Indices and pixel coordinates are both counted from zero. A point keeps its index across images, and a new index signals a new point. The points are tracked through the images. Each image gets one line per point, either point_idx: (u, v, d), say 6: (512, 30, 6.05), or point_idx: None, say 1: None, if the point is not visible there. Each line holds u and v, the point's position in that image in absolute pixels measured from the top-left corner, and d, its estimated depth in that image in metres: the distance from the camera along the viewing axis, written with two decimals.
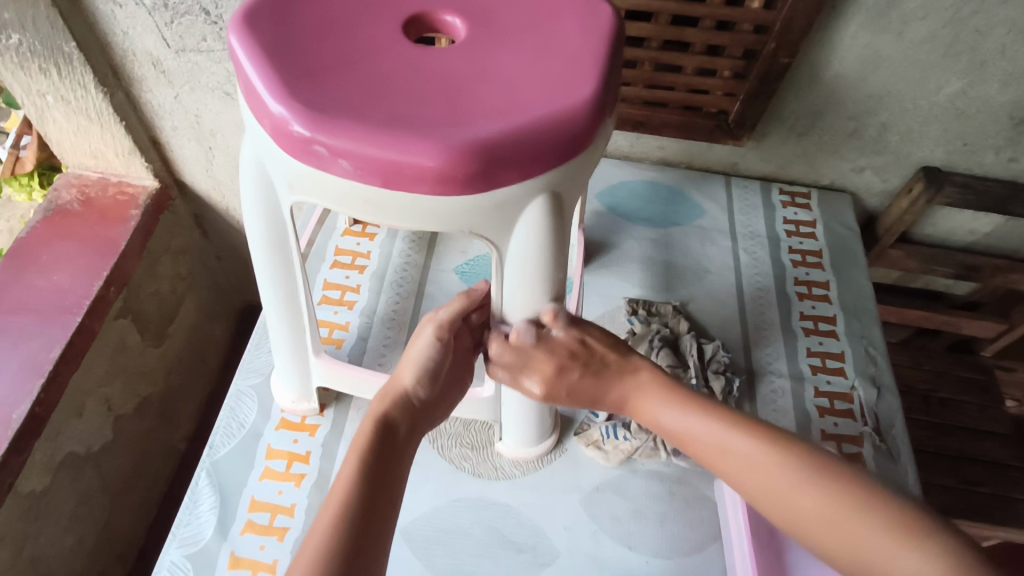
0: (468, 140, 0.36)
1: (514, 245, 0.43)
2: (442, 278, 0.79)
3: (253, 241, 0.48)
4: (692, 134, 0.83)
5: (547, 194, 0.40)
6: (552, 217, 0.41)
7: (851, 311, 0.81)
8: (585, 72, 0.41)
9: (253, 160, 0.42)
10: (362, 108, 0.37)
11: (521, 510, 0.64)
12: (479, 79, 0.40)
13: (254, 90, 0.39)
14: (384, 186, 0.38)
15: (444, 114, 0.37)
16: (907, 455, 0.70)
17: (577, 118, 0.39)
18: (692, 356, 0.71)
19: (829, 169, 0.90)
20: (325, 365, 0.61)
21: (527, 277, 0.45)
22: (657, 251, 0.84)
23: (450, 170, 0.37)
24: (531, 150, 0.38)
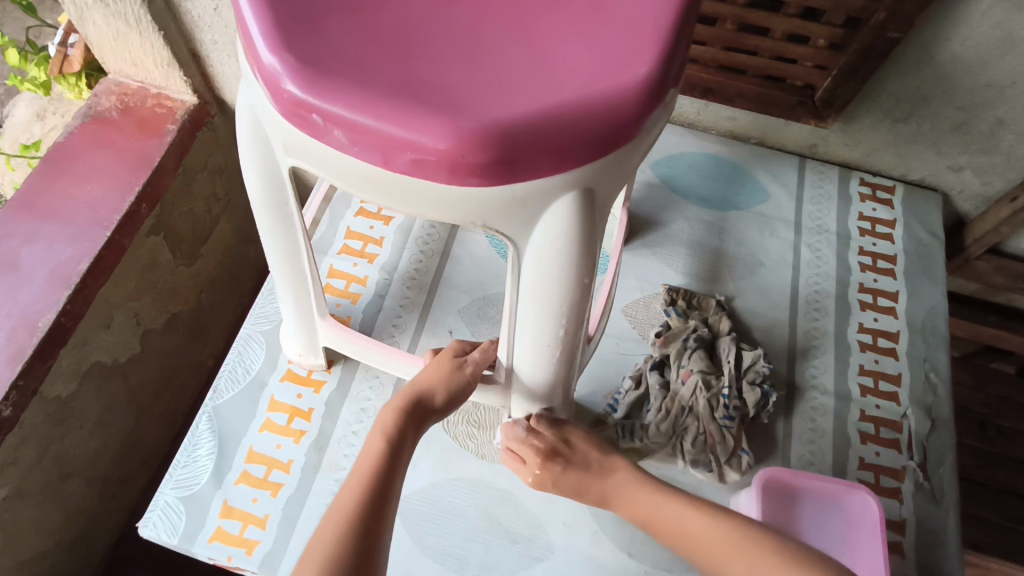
0: (485, 125, 0.31)
1: (534, 243, 0.38)
2: (470, 240, 0.74)
3: (254, 199, 0.44)
4: (769, 109, 0.73)
5: (578, 191, 0.35)
6: (583, 217, 0.36)
7: (918, 330, 0.72)
8: (642, 47, 0.34)
9: (249, 113, 0.38)
10: (367, 69, 0.32)
11: (522, 499, 0.61)
12: (510, 43, 0.33)
13: (246, 30, 0.33)
14: (385, 166, 0.33)
15: (462, 86, 0.32)
16: (952, 497, 0.64)
17: (622, 105, 0.32)
18: (728, 362, 0.65)
19: (922, 164, 0.79)
20: (331, 328, 0.58)
21: (545, 283, 0.40)
22: (710, 236, 0.77)
23: (462, 155, 0.32)
24: (561, 141, 0.32)
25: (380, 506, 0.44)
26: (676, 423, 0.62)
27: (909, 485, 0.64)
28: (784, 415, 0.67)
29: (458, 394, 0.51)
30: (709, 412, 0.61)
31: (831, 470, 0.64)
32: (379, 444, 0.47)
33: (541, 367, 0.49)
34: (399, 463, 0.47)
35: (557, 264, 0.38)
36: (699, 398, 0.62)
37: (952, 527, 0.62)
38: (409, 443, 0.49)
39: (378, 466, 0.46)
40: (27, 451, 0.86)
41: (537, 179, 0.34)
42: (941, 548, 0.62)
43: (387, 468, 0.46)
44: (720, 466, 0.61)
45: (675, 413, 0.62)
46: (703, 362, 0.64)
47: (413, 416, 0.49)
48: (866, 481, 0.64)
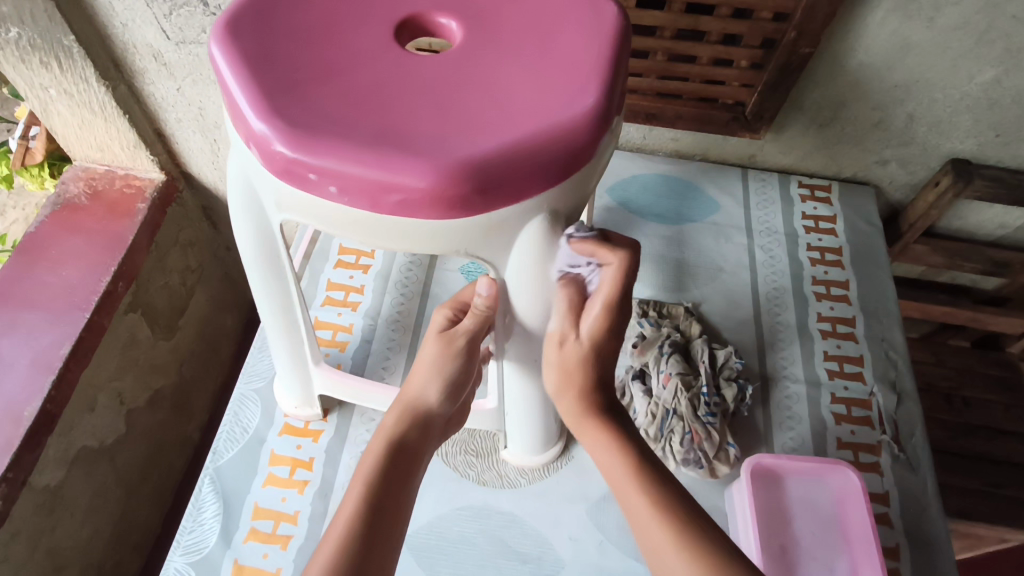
0: (458, 163, 0.35)
1: (511, 259, 0.42)
2: (447, 278, 0.77)
3: (247, 258, 0.48)
4: (707, 127, 0.79)
5: (546, 212, 0.39)
6: (553, 234, 0.41)
7: (871, 312, 0.78)
8: (586, 82, 0.39)
9: (242, 180, 0.42)
10: (347, 125, 0.36)
11: (527, 519, 0.63)
12: (472, 91, 0.38)
13: (236, 104, 0.38)
14: (372, 209, 0.37)
15: (434, 132, 0.36)
16: (927, 464, 0.68)
17: (575, 133, 0.37)
18: (703, 362, 0.68)
19: (851, 161, 0.86)
20: (326, 374, 0.61)
21: (529, 275, 0.42)
22: (670, 249, 0.82)
23: (441, 191, 0.36)
24: (527, 169, 0.36)
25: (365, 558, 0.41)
26: (662, 425, 0.65)
27: (886, 458, 0.68)
28: (761, 407, 0.71)
29: (453, 388, 0.52)
30: (692, 411, 0.64)
31: (813, 452, 0.68)
32: (358, 490, 0.44)
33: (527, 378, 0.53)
34: (383, 503, 0.44)
35: (533, 274, 0.42)
36: (681, 398, 0.64)
37: (933, 491, 0.66)
38: (401, 488, 0.46)
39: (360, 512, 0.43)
40: (18, 547, 0.84)
41: (508, 205, 0.38)
42: (925, 513, 0.65)
43: (377, 501, 0.44)
44: (710, 462, 0.64)
45: (661, 416, 0.65)
46: (680, 364, 0.67)
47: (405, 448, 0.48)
48: (846, 459, 0.68)
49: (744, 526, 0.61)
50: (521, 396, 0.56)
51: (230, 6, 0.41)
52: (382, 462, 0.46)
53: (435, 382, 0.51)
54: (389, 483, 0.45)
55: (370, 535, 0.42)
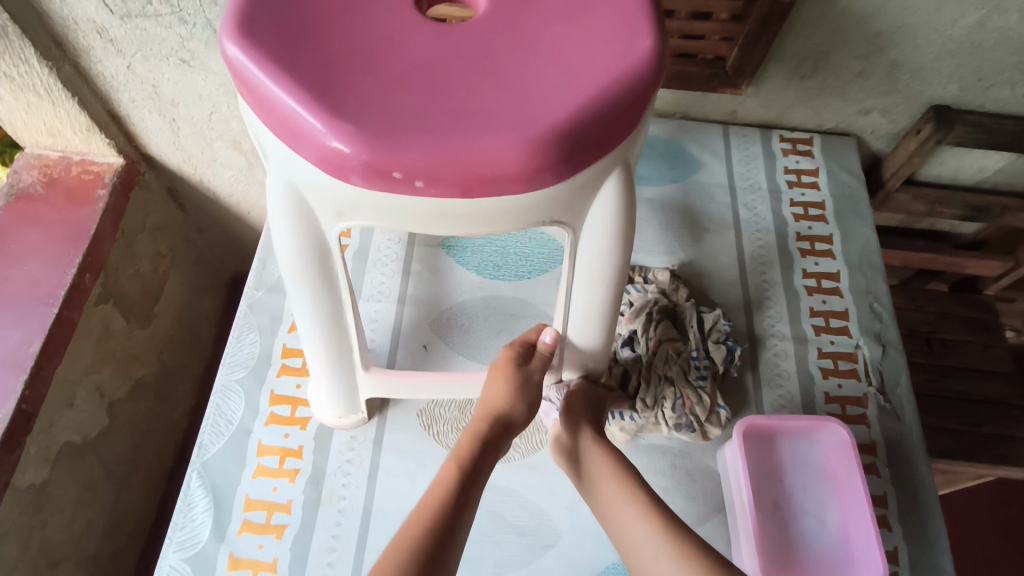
0: (547, 133, 0.33)
1: (588, 221, 0.41)
2: (429, 255, 0.76)
3: (289, 273, 0.45)
4: (687, 84, 0.77)
5: (621, 166, 0.38)
6: (627, 188, 0.39)
7: (855, 266, 0.78)
8: (632, 23, 0.37)
9: (291, 193, 0.39)
10: (416, 113, 0.33)
11: (522, 493, 0.63)
12: (524, 56, 0.35)
13: (280, 111, 0.34)
14: (463, 195, 0.34)
15: (506, 104, 0.33)
16: (912, 413, 0.69)
17: (643, 78, 0.35)
18: (691, 327, 0.67)
19: (833, 112, 0.85)
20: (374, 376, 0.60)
21: (603, 252, 0.43)
22: (655, 211, 0.80)
23: (534, 163, 0.33)
24: (612, 123, 0.35)
25: (450, 523, 0.48)
26: (654, 391, 0.64)
27: (873, 409, 0.69)
28: (750, 370, 0.70)
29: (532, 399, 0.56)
30: (683, 376, 0.64)
31: (801, 409, 0.68)
32: (452, 469, 0.51)
33: (590, 333, 0.54)
34: (472, 484, 0.51)
35: (611, 237, 0.41)
36: (671, 364, 0.64)
37: (917, 439, 0.67)
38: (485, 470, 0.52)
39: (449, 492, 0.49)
40: (9, 546, 0.83)
41: (591, 164, 0.36)
42: (911, 461, 0.66)
43: (463, 485, 0.50)
44: (701, 425, 0.64)
45: (654, 382, 0.64)
46: (667, 331, 0.66)
47: (494, 434, 0.54)
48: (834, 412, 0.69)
49: (736, 486, 0.61)
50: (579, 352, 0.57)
51: (230, 6, 0.37)
52: (473, 446, 0.53)
53: (517, 395, 0.55)
54: (476, 466, 0.52)
55: (456, 510, 0.49)
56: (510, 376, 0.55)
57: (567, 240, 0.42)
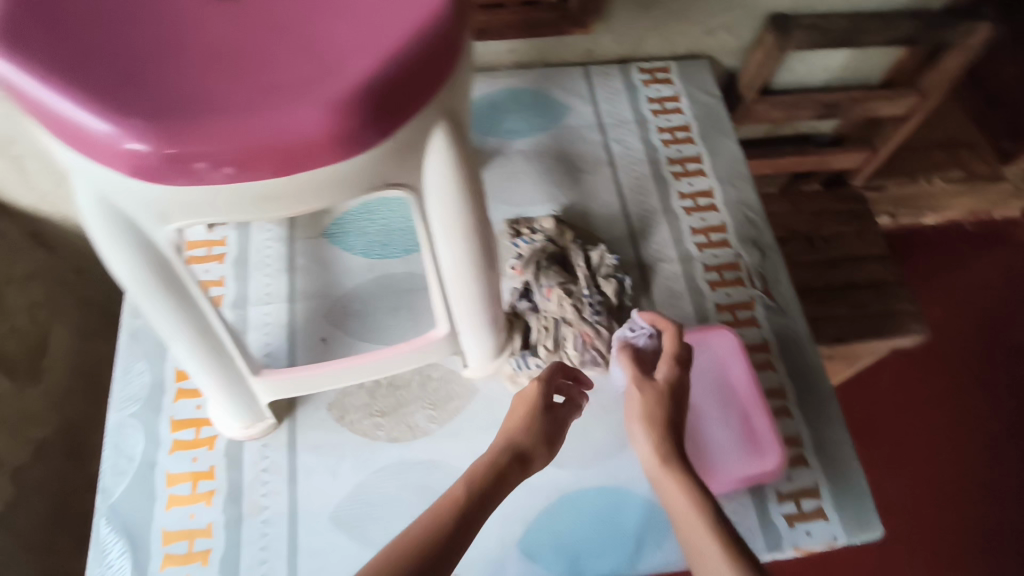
0: (350, 93, 0.31)
1: (427, 181, 0.39)
2: (313, 247, 0.73)
3: (134, 290, 0.42)
4: (538, 31, 0.77)
5: (443, 117, 0.36)
6: (456, 140, 0.38)
7: (726, 179, 0.81)
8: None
9: (101, 202, 0.36)
10: (209, 97, 0.31)
11: (446, 461, 0.64)
12: (316, 16, 0.33)
13: (62, 119, 0.31)
14: (281, 174, 0.33)
15: (303, 70, 0.32)
16: (795, 306, 0.73)
17: (444, 21, 0.34)
18: (580, 267, 0.69)
19: (682, 37, 0.87)
20: (269, 380, 0.56)
21: (451, 210, 0.41)
22: (531, 162, 0.81)
23: (343, 127, 0.32)
24: (419, 73, 0.33)
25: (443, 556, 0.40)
26: (556, 335, 0.66)
27: (761, 310, 0.73)
28: (644, 295, 0.73)
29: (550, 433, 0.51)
30: (578, 314, 0.65)
31: (696, 323, 0.72)
32: (459, 490, 0.44)
33: (473, 300, 0.53)
34: (480, 511, 0.44)
35: (454, 187, 0.40)
36: (566, 307, 0.65)
37: (802, 328, 0.72)
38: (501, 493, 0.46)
39: (447, 519, 0.42)
40: None
41: (407, 120, 0.34)
42: (802, 350, 0.71)
43: (469, 506, 0.43)
44: (605, 357, 0.66)
45: (553, 327, 0.65)
46: (558, 276, 0.67)
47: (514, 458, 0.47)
48: (727, 320, 0.72)
49: None
50: (473, 321, 0.56)
51: None
52: (489, 469, 0.46)
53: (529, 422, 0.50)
54: (488, 486, 0.45)
55: (452, 538, 0.41)
56: (532, 400, 0.51)
57: (410, 198, 0.40)
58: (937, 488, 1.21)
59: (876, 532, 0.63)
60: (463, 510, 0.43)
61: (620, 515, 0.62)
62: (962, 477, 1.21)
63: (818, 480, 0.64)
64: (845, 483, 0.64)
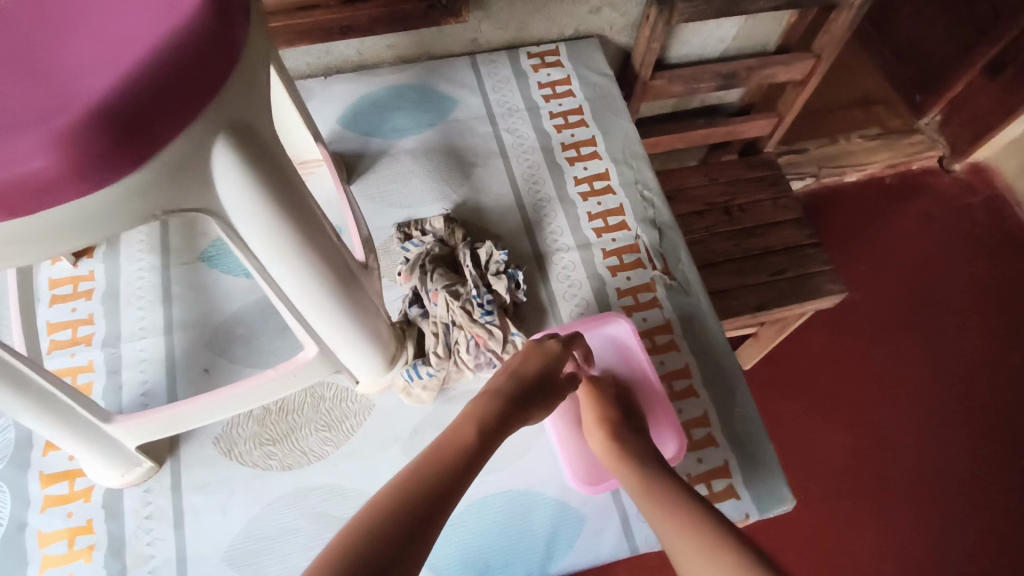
0: (82, 115, 0.28)
1: (226, 200, 0.36)
2: (190, 272, 0.70)
3: None
4: (408, 23, 0.74)
5: (225, 131, 0.33)
6: (247, 154, 0.35)
7: (622, 160, 0.79)
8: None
9: None
10: None
11: (345, 484, 0.60)
12: (52, 34, 0.29)
13: None
14: (20, 214, 0.29)
15: (27, 94, 0.28)
16: (698, 284, 0.72)
17: (202, 27, 0.30)
18: (468, 266, 0.66)
19: (567, 18, 0.85)
20: (126, 425, 0.54)
21: (265, 227, 0.38)
22: (420, 160, 0.78)
23: (82, 155, 0.28)
24: (174, 86, 0.30)
25: (440, 480, 0.47)
26: (447, 340, 0.63)
27: (662, 291, 0.71)
28: (543, 287, 0.71)
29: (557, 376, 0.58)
30: (468, 317, 0.63)
31: (598, 310, 0.70)
32: (468, 428, 0.52)
33: (335, 317, 0.50)
34: (483, 445, 0.51)
35: (258, 208, 0.37)
36: (454, 310, 0.62)
37: (705, 305, 0.71)
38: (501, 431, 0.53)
39: (446, 453, 0.49)
40: None
41: (173, 143, 0.31)
42: (705, 327, 0.70)
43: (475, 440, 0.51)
44: (500, 356, 0.64)
45: (443, 332, 0.63)
46: (445, 278, 0.64)
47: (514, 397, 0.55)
48: (629, 305, 0.71)
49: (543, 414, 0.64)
50: (345, 338, 0.53)
51: None
52: (492, 411, 0.54)
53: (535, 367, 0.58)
54: (490, 425, 0.53)
55: (449, 469, 0.48)
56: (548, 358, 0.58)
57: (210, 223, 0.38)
58: (874, 441, 1.22)
59: (787, 504, 0.62)
60: (461, 445, 0.50)
61: (530, 519, 0.60)
62: (900, 428, 1.23)
63: (728, 459, 0.63)
64: (755, 461, 0.63)
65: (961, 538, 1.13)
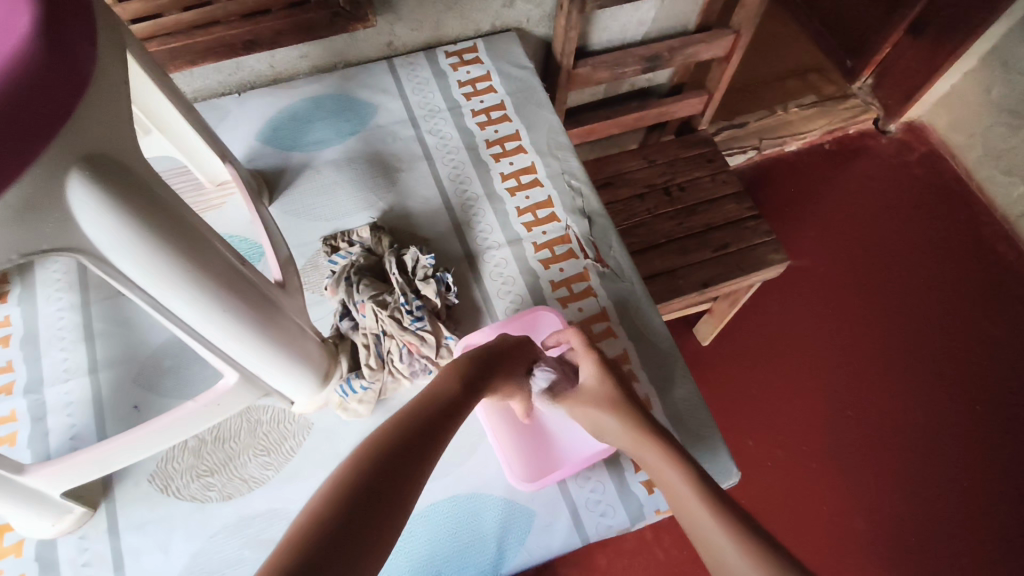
0: None
1: (93, 238, 0.35)
2: (111, 308, 0.68)
3: None
4: (312, 32, 0.75)
5: (76, 167, 0.33)
6: (106, 187, 0.34)
7: (547, 152, 0.79)
8: (17, 22, 0.33)
9: None
10: None
11: (289, 506, 0.59)
12: None
13: None
14: None
15: None
16: (631, 269, 0.72)
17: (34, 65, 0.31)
18: (394, 273, 0.65)
19: (481, 14, 0.84)
20: (41, 476, 0.52)
21: (143, 261, 0.37)
22: (343, 169, 0.77)
23: None
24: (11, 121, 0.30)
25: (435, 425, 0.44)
26: (379, 350, 0.63)
27: (596, 279, 0.71)
28: (475, 287, 0.71)
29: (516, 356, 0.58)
30: (397, 325, 0.62)
31: (533, 304, 0.70)
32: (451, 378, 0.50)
33: (249, 345, 0.48)
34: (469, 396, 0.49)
35: (130, 239, 0.36)
36: (382, 319, 0.62)
37: (640, 290, 0.71)
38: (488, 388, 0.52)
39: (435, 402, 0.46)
40: None
41: (18, 181, 0.31)
42: (641, 311, 0.70)
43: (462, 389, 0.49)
44: (435, 361, 0.64)
45: (374, 343, 0.63)
46: (371, 288, 0.64)
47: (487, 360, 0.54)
48: (564, 296, 0.71)
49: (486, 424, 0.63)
50: (266, 367, 0.52)
51: None
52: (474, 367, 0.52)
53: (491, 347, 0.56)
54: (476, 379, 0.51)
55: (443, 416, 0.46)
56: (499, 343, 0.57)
57: (84, 261, 0.37)
58: (836, 405, 1.23)
59: (733, 478, 0.63)
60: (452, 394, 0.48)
61: (479, 521, 0.59)
62: (861, 389, 1.24)
63: None
64: (700, 441, 0.63)
65: (928, 489, 1.14)
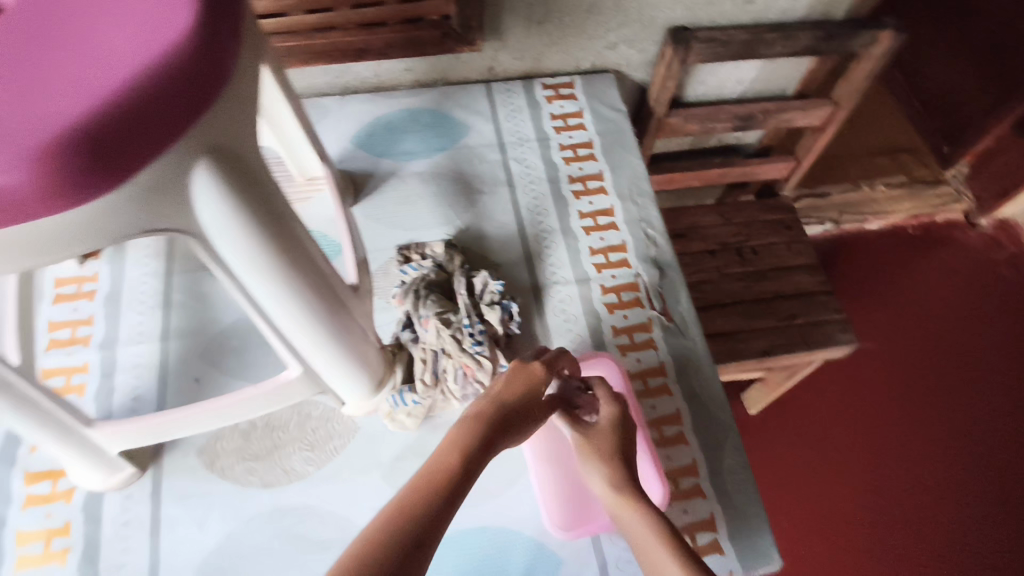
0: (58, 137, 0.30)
1: (206, 222, 0.37)
2: (190, 280, 0.71)
3: None
4: (421, 48, 0.77)
5: (204, 159, 0.35)
6: (227, 180, 0.36)
7: (628, 197, 0.79)
8: (177, 13, 0.35)
9: None
10: None
11: (323, 506, 0.60)
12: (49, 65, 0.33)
13: None
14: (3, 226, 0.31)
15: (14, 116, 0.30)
16: (695, 327, 0.71)
17: (182, 60, 0.33)
18: (461, 294, 0.66)
19: (584, 52, 0.86)
20: (105, 434, 0.54)
21: (244, 250, 0.39)
22: (427, 184, 0.78)
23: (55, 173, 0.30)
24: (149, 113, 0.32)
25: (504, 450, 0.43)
26: (434, 368, 0.63)
27: (659, 332, 0.70)
28: (537, 319, 0.71)
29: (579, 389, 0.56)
30: (457, 346, 0.63)
31: (591, 347, 0.69)
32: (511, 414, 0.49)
33: (316, 342, 0.49)
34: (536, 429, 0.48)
35: (239, 229, 0.38)
36: (444, 337, 0.63)
37: (703, 350, 0.69)
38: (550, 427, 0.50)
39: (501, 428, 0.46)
40: None
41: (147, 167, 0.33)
42: (699, 372, 0.68)
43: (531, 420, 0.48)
44: None
45: (431, 359, 0.63)
46: (437, 304, 0.65)
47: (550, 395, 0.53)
48: (624, 344, 0.70)
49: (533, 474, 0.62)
50: (325, 368, 0.53)
51: None
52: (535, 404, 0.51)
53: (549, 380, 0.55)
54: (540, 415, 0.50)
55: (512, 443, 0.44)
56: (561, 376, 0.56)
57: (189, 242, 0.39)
58: (882, 501, 1.16)
59: (774, 564, 0.60)
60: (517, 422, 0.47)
61: (505, 558, 0.59)
62: (912, 489, 1.17)
63: (714, 512, 0.61)
64: (741, 518, 0.61)
65: None
